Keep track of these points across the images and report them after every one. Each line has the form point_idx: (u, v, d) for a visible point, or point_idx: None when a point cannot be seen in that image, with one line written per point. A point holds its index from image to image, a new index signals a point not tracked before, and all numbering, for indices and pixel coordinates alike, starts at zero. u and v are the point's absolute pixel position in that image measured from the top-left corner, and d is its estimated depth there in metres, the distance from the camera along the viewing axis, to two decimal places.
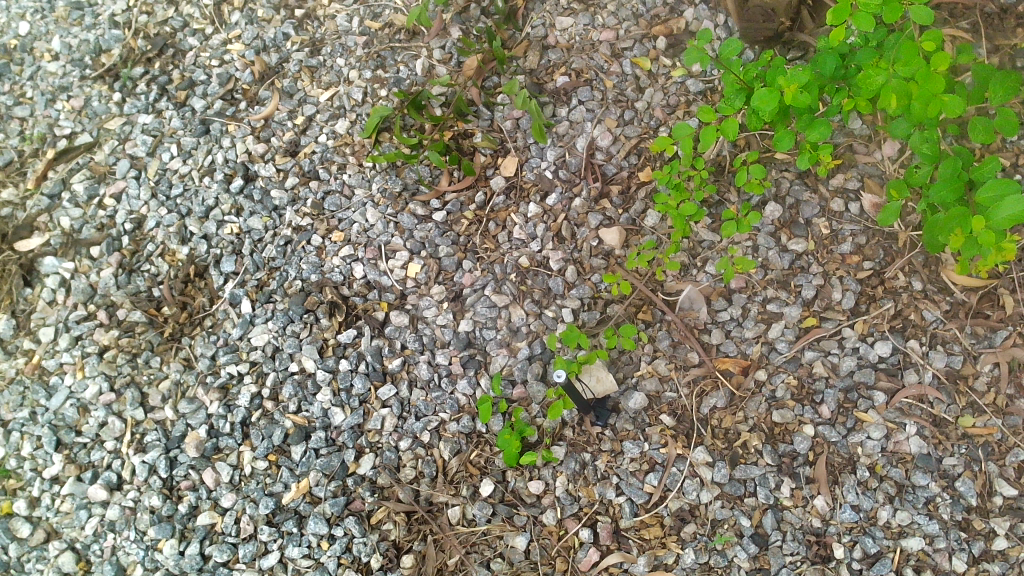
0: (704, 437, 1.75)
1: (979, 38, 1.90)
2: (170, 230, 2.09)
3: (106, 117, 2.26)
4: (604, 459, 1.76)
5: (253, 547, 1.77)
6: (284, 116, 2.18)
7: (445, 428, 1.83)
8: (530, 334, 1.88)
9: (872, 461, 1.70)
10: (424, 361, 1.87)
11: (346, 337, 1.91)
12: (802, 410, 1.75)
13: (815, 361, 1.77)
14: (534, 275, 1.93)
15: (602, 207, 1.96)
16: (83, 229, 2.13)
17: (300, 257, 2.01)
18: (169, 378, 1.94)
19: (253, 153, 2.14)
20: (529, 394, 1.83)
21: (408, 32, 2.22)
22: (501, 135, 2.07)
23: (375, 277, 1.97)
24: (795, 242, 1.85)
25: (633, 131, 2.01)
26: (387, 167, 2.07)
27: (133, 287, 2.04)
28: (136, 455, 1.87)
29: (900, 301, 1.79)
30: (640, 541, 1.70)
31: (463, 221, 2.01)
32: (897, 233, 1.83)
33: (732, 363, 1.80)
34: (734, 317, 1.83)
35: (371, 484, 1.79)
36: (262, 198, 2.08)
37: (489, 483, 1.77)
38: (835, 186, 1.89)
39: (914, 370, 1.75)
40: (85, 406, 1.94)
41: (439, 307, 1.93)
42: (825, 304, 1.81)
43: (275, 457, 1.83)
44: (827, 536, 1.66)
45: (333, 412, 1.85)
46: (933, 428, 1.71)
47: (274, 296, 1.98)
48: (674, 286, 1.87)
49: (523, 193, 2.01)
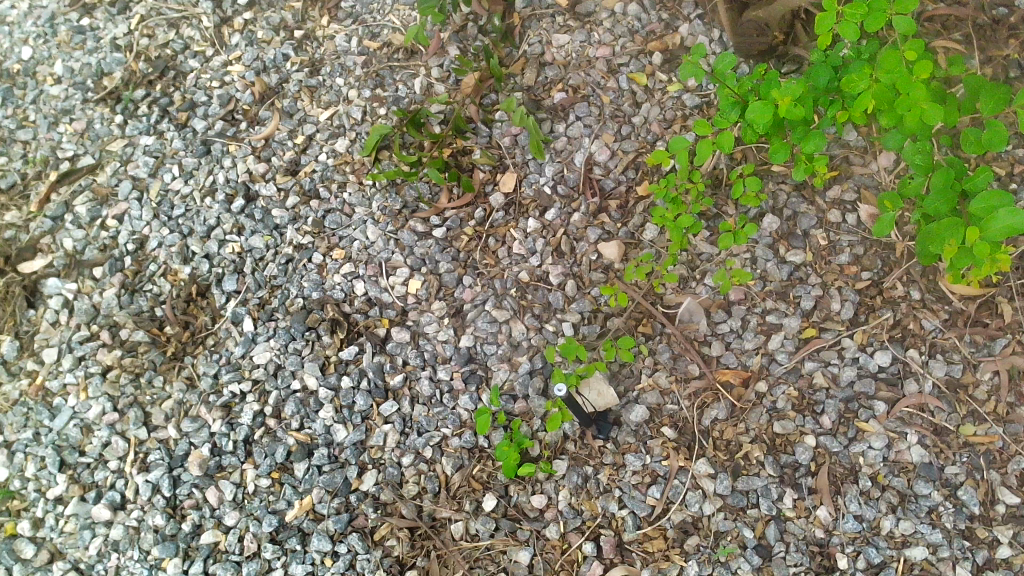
0: (706, 449, 1.76)
1: (972, 49, 1.93)
2: (172, 250, 2.10)
3: (107, 139, 2.29)
4: (606, 473, 1.76)
5: (256, 565, 1.76)
6: (284, 135, 2.21)
7: (447, 443, 1.83)
8: (531, 349, 1.89)
9: (874, 471, 1.70)
10: (426, 377, 1.88)
11: (348, 354, 1.92)
12: (803, 421, 1.75)
13: (815, 372, 1.78)
14: (534, 290, 1.94)
15: (600, 221, 1.97)
16: (85, 250, 2.15)
17: (301, 275, 2.02)
18: (171, 398, 1.94)
19: (254, 173, 2.16)
20: (530, 408, 1.84)
21: (406, 51, 2.25)
22: (499, 151, 2.10)
23: (376, 293, 1.99)
24: (793, 253, 1.87)
25: (630, 145, 2.03)
26: (387, 185, 2.09)
27: (135, 307, 2.05)
28: (140, 475, 1.87)
29: (898, 311, 1.80)
30: (644, 554, 1.69)
31: (462, 237, 2.02)
32: (894, 243, 1.85)
33: (732, 375, 1.80)
34: (734, 329, 1.84)
35: (374, 500, 1.79)
36: (262, 217, 2.11)
37: (492, 498, 1.77)
38: (831, 198, 1.90)
39: (914, 379, 1.75)
40: (88, 426, 1.95)
41: (440, 323, 1.94)
42: (824, 314, 1.82)
43: (278, 475, 1.83)
44: (830, 547, 1.65)
45: (336, 428, 1.86)
46: (934, 438, 1.71)
47: (276, 314, 1.99)
48: (673, 299, 1.88)
49: (522, 209, 2.03)
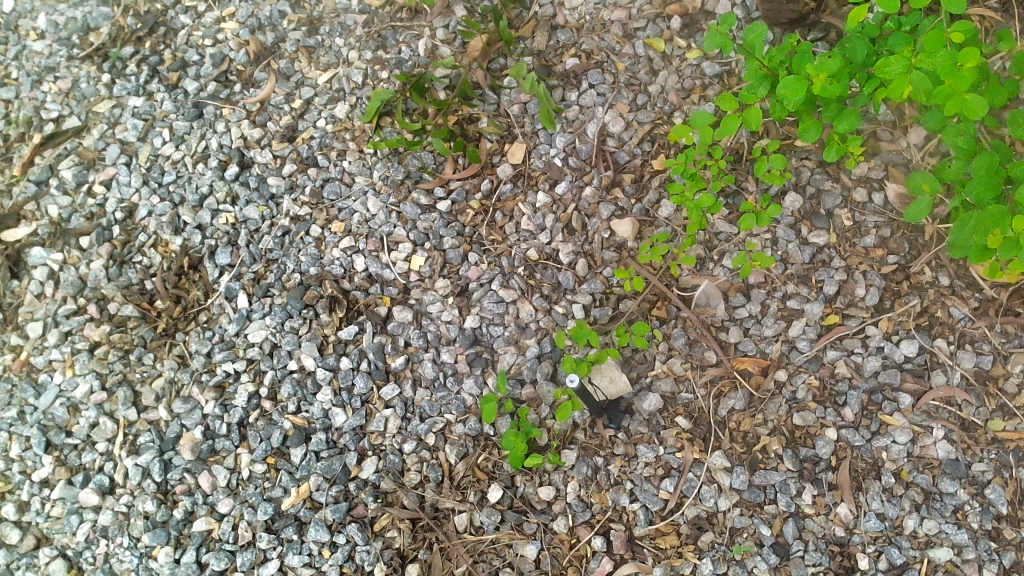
0: (722, 441, 1.67)
1: (1010, 17, 1.80)
2: (162, 219, 2.00)
3: (94, 100, 2.16)
4: (617, 464, 1.68)
5: (251, 555, 1.69)
6: (281, 99, 2.08)
7: (450, 430, 1.75)
8: (539, 331, 1.80)
9: (897, 467, 1.62)
10: (429, 359, 1.80)
11: (348, 334, 1.82)
12: (824, 412, 1.67)
13: (837, 361, 1.70)
14: (542, 269, 1.84)
15: (614, 196, 1.87)
16: (72, 218, 2.04)
17: (298, 249, 1.92)
18: (162, 377, 1.85)
19: (248, 139, 2.05)
20: (539, 394, 1.75)
21: (410, 9, 2.11)
22: (507, 120, 1.98)
23: (377, 270, 1.88)
24: (816, 234, 1.78)
25: (646, 116, 1.92)
26: (389, 154, 1.98)
27: (125, 279, 1.96)
28: (129, 458, 1.79)
29: (925, 298, 1.72)
30: (655, 550, 1.62)
31: (468, 210, 1.92)
32: (923, 226, 1.75)
33: (751, 363, 1.72)
34: (753, 315, 1.75)
35: (374, 489, 1.71)
36: (258, 186, 2.00)
37: (497, 489, 1.68)
38: (858, 175, 1.80)
39: (942, 371, 1.67)
40: (75, 405, 1.86)
41: (444, 302, 1.85)
42: (848, 300, 1.73)
43: (274, 461, 1.75)
44: (851, 547, 1.58)
45: (334, 412, 1.77)
46: (961, 433, 1.63)
47: (272, 290, 1.89)
48: (689, 281, 1.79)
49: (530, 181, 1.92)
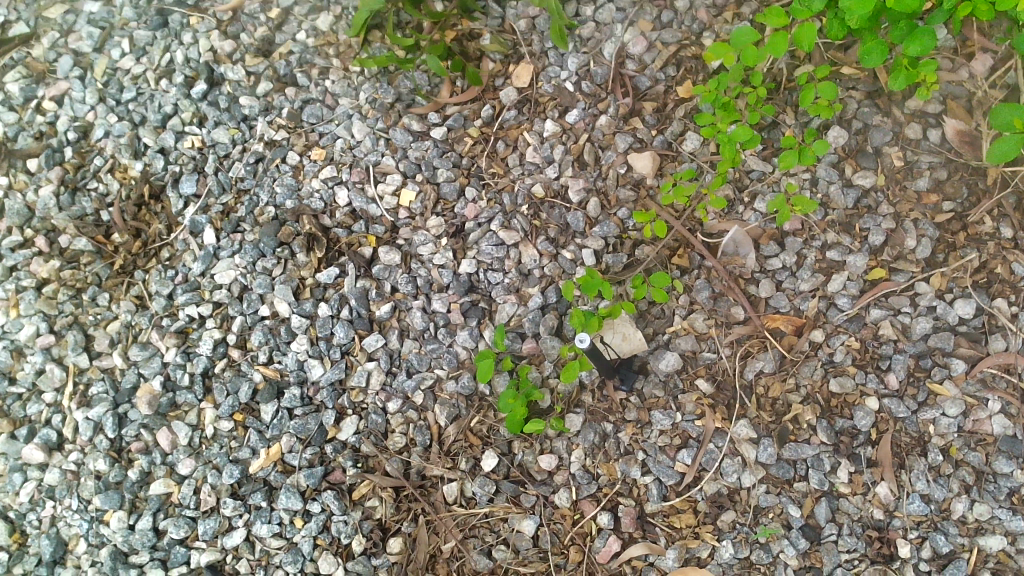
0: (748, 408, 1.48)
1: None
2: (120, 141, 1.76)
3: (45, 3, 1.88)
4: (629, 431, 1.49)
5: (214, 523, 1.52)
6: (256, 7, 1.81)
7: (440, 387, 1.56)
8: (544, 280, 1.58)
9: (945, 443, 1.44)
10: (418, 308, 1.58)
11: (326, 277, 1.61)
12: (865, 378, 1.47)
13: (882, 321, 1.49)
14: (549, 208, 1.61)
15: (632, 127, 1.62)
16: (18, 137, 1.79)
17: (273, 179, 1.69)
18: (119, 320, 1.65)
19: (219, 53, 1.78)
20: (541, 350, 1.55)
21: None
22: (513, 37, 1.70)
23: (362, 205, 1.65)
24: (861, 176, 1.54)
25: (671, 36, 1.65)
26: (378, 74, 1.73)
27: (78, 208, 1.73)
28: (79, 411, 1.60)
29: (985, 252, 1.49)
30: (669, 530, 1.45)
31: (466, 139, 1.68)
32: (985, 169, 1.51)
33: (783, 322, 1.51)
34: (787, 266, 1.53)
35: (353, 453, 1.53)
36: (228, 106, 1.74)
37: (492, 457, 1.50)
38: (912, 109, 1.55)
39: (1001, 336, 1.47)
40: (20, 350, 1.66)
41: (437, 244, 1.62)
42: (896, 252, 1.51)
43: (241, 418, 1.56)
44: (891, 532, 1.41)
45: (311, 364, 1.57)
46: (1021, 407, 1.44)
47: (242, 225, 1.67)
48: (716, 226, 1.56)
49: (537, 107, 1.67)
